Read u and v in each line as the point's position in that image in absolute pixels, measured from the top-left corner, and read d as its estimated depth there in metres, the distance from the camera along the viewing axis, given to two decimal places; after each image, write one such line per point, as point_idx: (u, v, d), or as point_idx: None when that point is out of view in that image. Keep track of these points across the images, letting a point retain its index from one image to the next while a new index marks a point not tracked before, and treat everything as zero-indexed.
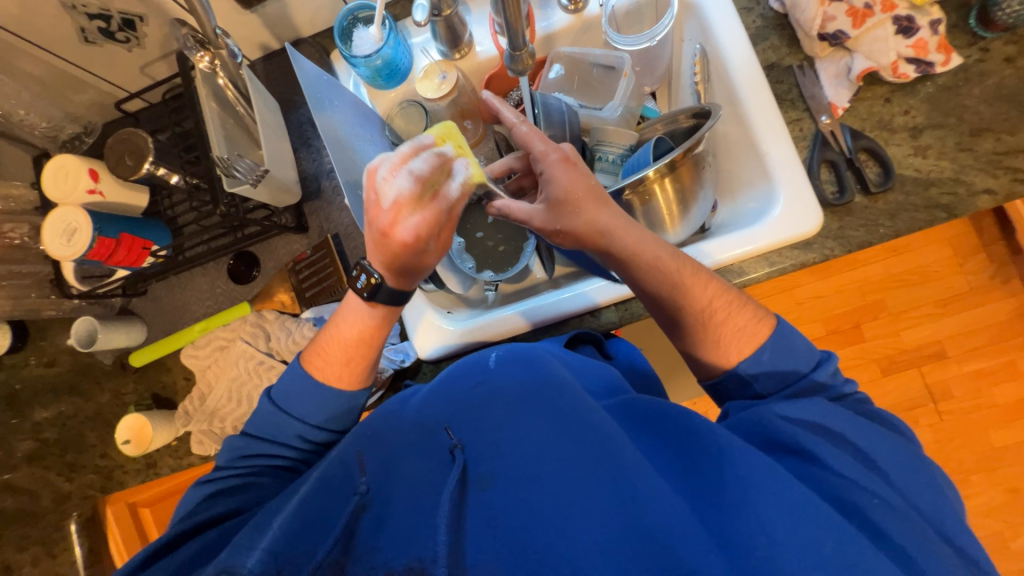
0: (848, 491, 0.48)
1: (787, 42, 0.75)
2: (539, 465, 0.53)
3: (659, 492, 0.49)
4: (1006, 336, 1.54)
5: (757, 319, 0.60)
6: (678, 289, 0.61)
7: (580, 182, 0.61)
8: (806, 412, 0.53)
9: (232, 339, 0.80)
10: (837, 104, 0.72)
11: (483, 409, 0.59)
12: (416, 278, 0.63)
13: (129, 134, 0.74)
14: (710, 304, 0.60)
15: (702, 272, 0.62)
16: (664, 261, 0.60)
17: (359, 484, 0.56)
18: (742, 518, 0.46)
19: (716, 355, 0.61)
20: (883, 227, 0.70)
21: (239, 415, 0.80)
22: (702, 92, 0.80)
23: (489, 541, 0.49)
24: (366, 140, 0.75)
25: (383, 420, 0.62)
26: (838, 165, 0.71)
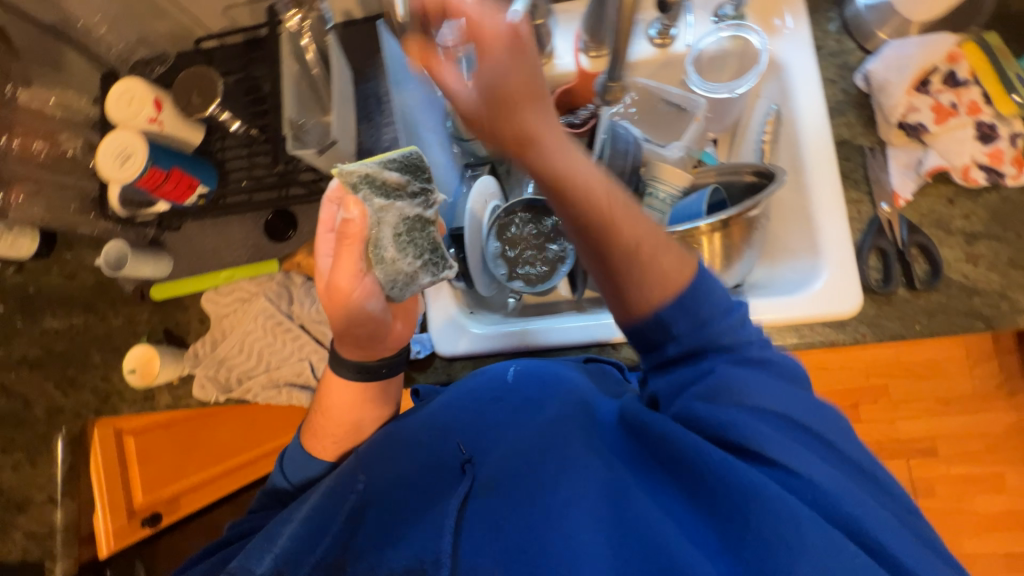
0: (834, 496, 0.43)
1: (863, 122, 0.75)
2: (531, 472, 0.54)
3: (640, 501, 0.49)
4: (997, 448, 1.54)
5: (680, 265, 0.51)
6: (603, 216, 0.50)
7: (505, 59, 0.46)
8: (778, 403, 0.48)
9: (256, 293, 0.81)
10: (899, 194, 0.72)
11: (490, 427, 0.62)
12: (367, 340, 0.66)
13: (199, 71, 0.76)
14: (636, 243, 0.50)
15: (632, 205, 0.51)
16: (593, 176, 0.50)
17: (357, 485, 0.61)
18: (721, 518, 0.45)
19: (642, 293, 0.51)
20: (920, 323, 0.70)
21: (246, 369, 0.80)
22: (767, 151, 0.80)
23: (486, 543, 0.51)
24: (428, 130, 0.78)
25: (395, 428, 0.65)
26: (888, 256, 0.71)
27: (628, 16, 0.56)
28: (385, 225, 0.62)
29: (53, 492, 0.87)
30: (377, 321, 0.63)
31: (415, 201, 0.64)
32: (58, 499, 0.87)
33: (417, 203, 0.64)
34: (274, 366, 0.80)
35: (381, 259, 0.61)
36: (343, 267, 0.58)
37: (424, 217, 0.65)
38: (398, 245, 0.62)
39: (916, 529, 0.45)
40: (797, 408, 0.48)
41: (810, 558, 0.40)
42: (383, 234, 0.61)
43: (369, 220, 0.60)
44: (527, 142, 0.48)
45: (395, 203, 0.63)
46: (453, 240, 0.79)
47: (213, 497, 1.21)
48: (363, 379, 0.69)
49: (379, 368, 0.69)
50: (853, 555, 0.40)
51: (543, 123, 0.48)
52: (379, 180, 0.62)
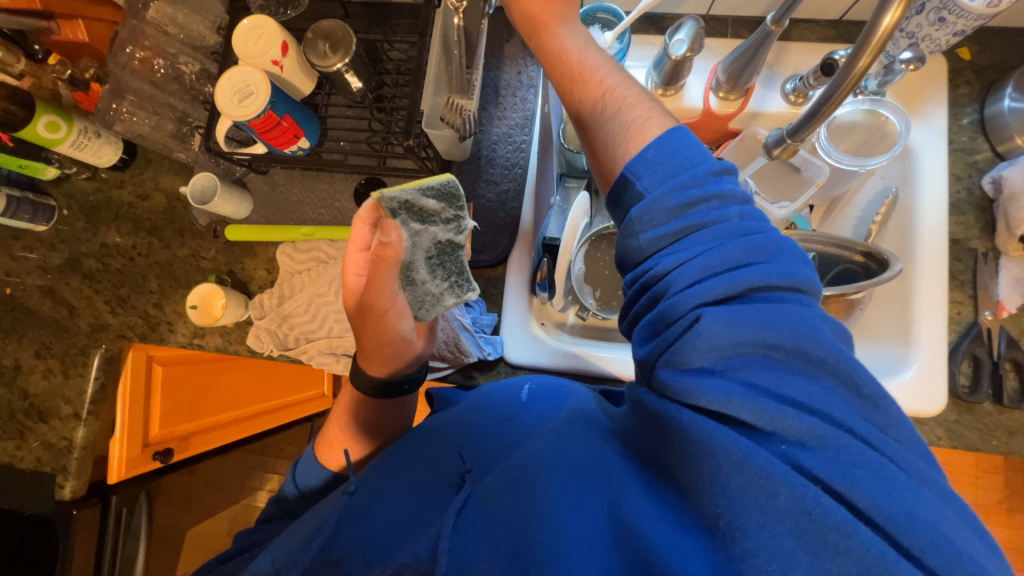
0: (830, 462, 0.37)
1: (981, 225, 0.74)
2: (512, 463, 0.51)
3: (620, 490, 0.45)
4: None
5: (651, 115, 0.52)
6: (579, 80, 0.57)
7: None
8: (763, 335, 0.40)
9: (335, 257, 0.79)
10: (1004, 305, 0.71)
11: (492, 436, 0.60)
12: (393, 359, 0.66)
13: (334, 26, 0.72)
14: (603, 96, 0.55)
15: (634, 89, 0.55)
16: (569, 45, 0.58)
17: (349, 485, 0.59)
18: (708, 497, 0.39)
19: (613, 154, 0.53)
20: (997, 439, 0.69)
21: (309, 331, 0.78)
22: (874, 232, 0.79)
23: (472, 539, 0.47)
24: None
25: (401, 443, 0.64)
26: (982, 365, 0.69)
27: (845, 90, 0.50)
28: (417, 249, 0.61)
29: (81, 408, 0.85)
30: (402, 341, 0.64)
31: (449, 224, 0.63)
32: (82, 416, 0.85)
33: (450, 228, 0.63)
34: (337, 334, 0.78)
35: (412, 280, 0.63)
36: (372, 288, 0.60)
37: (455, 242, 0.64)
38: (429, 268, 0.63)
39: (922, 477, 0.38)
40: (784, 337, 0.40)
41: (787, 525, 0.36)
42: (416, 258, 0.62)
43: (404, 245, 0.59)
44: (543, 31, 0.60)
45: (429, 227, 0.62)
46: (545, 250, 0.75)
47: (230, 439, 1.17)
48: (381, 397, 0.68)
49: (401, 384, 0.67)
50: (833, 517, 0.35)
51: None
52: (418, 206, 0.59)
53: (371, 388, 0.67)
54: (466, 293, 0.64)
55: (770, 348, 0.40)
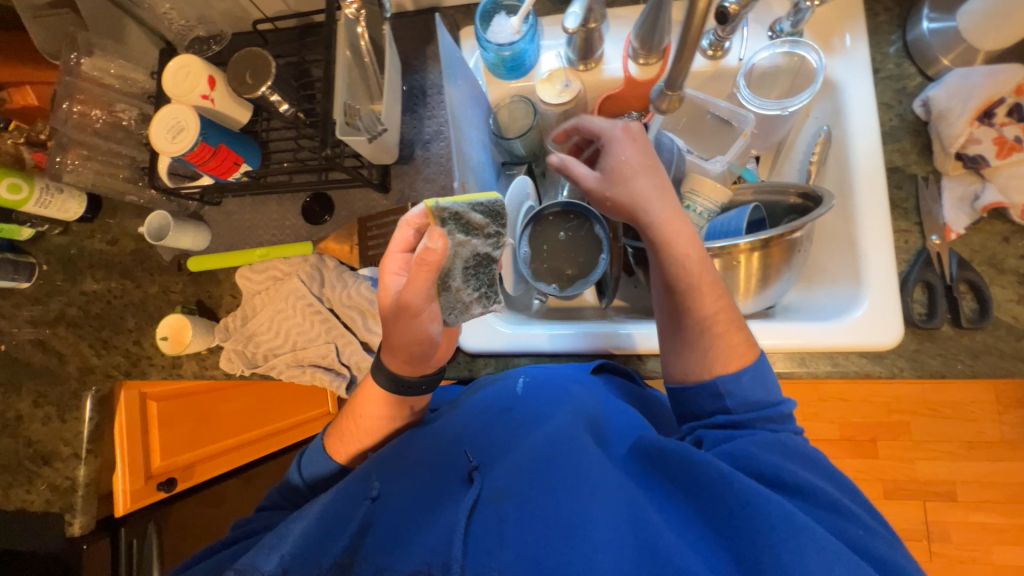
0: (857, 536, 0.48)
1: (918, 150, 0.72)
2: (554, 478, 0.54)
3: (653, 519, 0.50)
4: (994, 486, 1.60)
5: (746, 345, 0.62)
6: (692, 290, 0.63)
7: (642, 156, 0.67)
8: (789, 446, 0.55)
9: (288, 273, 0.81)
10: (951, 227, 0.69)
11: (506, 438, 0.62)
12: (422, 363, 0.68)
13: (252, 53, 0.75)
14: (714, 316, 0.62)
15: (718, 287, 0.64)
16: (689, 261, 0.63)
17: (371, 489, 0.59)
18: (741, 542, 0.47)
19: (697, 366, 0.62)
20: (962, 363, 0.67)
21: (274, 346, 0.82)
22: (813, 172, 0.79)
23: (498, 550, 0.50)
24: (472, 124, 0.79)
25: (408, 437, 0.65)
26: (935, 290, 0.68)
27: (697, 29, 0.51)
28: (458, 258, 0.64)
29: (79, 447, 0.90)
30: (431, 342, 0.65)
31: (490, 242, 0.67)
32: (82, 455, 0.90)
33: (489, 242, 0.67)
34: (301, 346, 0.81)
35: (448, 288, 0.66)
36: (417, 294, 0.59)
37: (491, 256, 0.68)
38: (465, 276, 0.67)
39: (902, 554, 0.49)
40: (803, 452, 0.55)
41: None
42: (455, 266, 0.65)
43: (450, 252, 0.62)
44: (638, 196, 0.65)
45: (471, 239, 0.65)
46: None
47: (237, 464, 1.22)
48: (399, 392, 0.70)
49: (419, 385, 0.70)
50: (855, 570, 0.44)
51: (644, 185, 0.65)
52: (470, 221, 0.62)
53: (392, 386, 0.69)
54: (489, 302, 0.69)
55: (796, 454, 0.54)
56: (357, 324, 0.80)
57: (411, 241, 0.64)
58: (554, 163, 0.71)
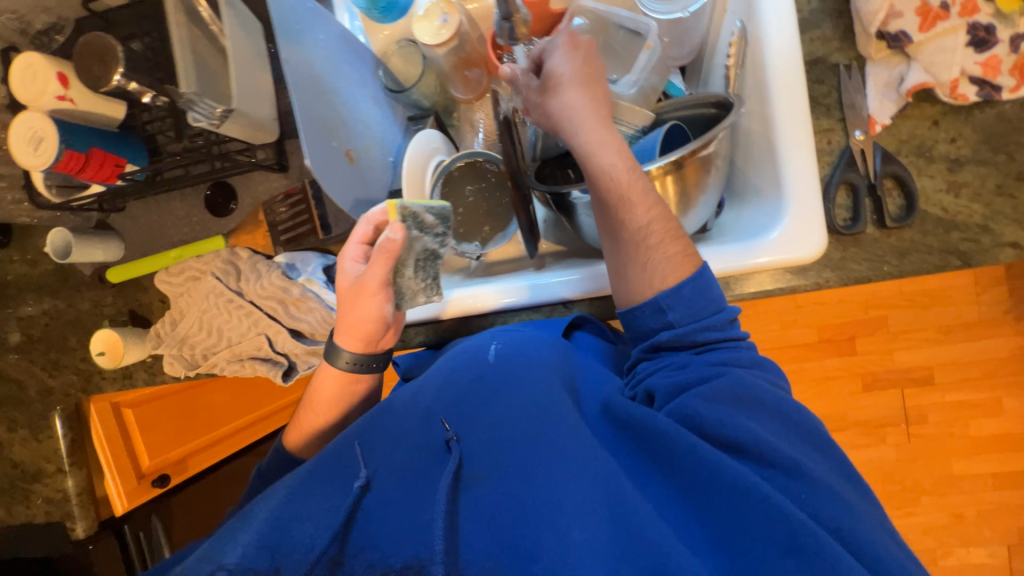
0: (820, 493, 0.48)
1: (840, 34, 0.64)
2: (527, 457, 0.55)
3: (627, 490, 0.51)
4: (972, 364, 1.63)
5: (685, 255, 0.58)
6: (623, 203, 0.58)
7: (579, 64, 0.63)
8: (750, 392, 0.53)
9: (204, 272, 0.79)
10: (876, 118, 0.63)
11: (480, 407, 0.60)
12: (377, 339, 0.69)
13: (94, 37, 0.67)
14: (647, 226, 0.58)
15: (651, 194, 0.59)
16: (616, 169, 0.58)
17: (359, 476, 0.55)
18: (710, 512, 0.49)
19: (640, 279, 0.58)
20: (889, 265, 0.65)
21: (210, 345, 0.82)
22: (732, 78, 0.72)
23: (480, 532, 0.52)
24: (354, 82, 0.71)
25: (380, 410, 0.62)
26: (858, 191, 0.64)
27: None
28: (410, 252, 0.63)
29: (61, 463, 0.93)
30: (383, 324, 0.66)
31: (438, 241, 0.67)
32: (66, 470, 0.93)
33: (436, 241, 0.67)
34: (235, 341, 0.81)
35: (400, 274, 0.65)
36: (374, 276, 0.61)
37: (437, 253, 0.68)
38: (415, 267, 0.66)
39: (862, 502, 0.51)
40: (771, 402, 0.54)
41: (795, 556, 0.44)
42: (408, 257, 0.64)
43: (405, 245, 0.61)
44: (569, 108, 0.61)
45: (424, 236, 0.65)
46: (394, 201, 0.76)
47: (230, 451, 1.30)
48: (354, 372, 0.69)
49: (371, 364, 0.69)
50: (814, 534, 0.44)
51: (575, 97, 0.61)
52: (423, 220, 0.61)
53: (348, 363, 0.68)
54: (431, 295, 0.69)
55: (762, 404, 0.54)
56: (280, 314, 0.76)
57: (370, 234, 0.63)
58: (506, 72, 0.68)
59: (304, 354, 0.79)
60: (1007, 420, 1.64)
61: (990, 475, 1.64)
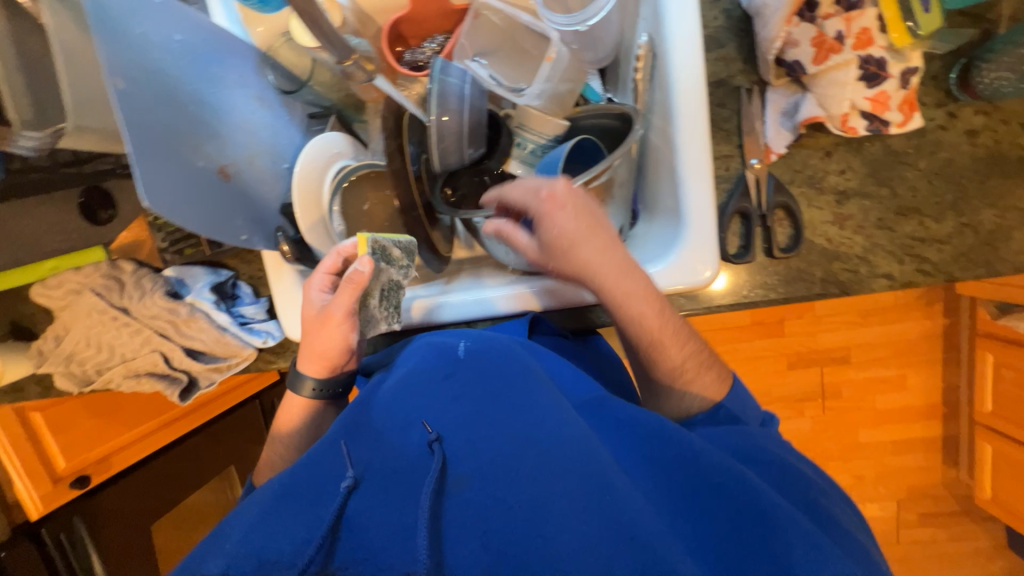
0: (803, 491, 0.51)
1: (743, 55, 0.62)
2: (523, 448, 0.49)
3: (622, 485, 0.46)
4: (885, 344, 1.75)
5: (716, 382, 0.64)
6: (655, 346, 0.62)
7: (583, 222, 0.59)
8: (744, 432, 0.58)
9: (83, 286, 0.73)
10: (772, 147, 0.63)
11: (467, 400, 0.55)
12: (340, 366, 0.68)
13: None
14: (680, 365, 0.62)
15: (680, 332, 0.62)
16: (646, 318, 0.60)
17: (348, 475, 0.48)
18: (711, 512, 0.45)
19: (672, 406, 0.64)
20: (775, 292, 0.67)
21: (101, 361, 0.78)
22: (641, 91, 0.69)
23: (472, 540, 0.43)
24: (228, 84, 0.65)
25: (358, 410, 0.57)
26: (749, 221, 0.64)
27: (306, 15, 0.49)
28: (376, 283, 0.62)
29: None
30: (348, 351, 0.66)
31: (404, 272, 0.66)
32: None
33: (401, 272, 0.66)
34: (129, 357, 0.77)
35: (364, 305, 0.64)
36: (339, 306, 0.61)
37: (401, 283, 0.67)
38: (379, 297, 0.64)
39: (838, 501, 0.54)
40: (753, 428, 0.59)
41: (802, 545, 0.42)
42: (372, 287, 0.63)
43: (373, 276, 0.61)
44: (590, 266, 0.59)
45: (388, 268, 0.63)
46: (287, 216, 0.70)
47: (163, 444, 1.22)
48: (322, 399, 0.69)
49: (337, 387, 0.70)
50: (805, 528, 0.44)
51: (587, 257, 0.59)
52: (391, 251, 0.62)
53: (313, 391, 0.68)
54: (393, 323, 0.67)
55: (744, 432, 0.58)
56: (170, 333, 0.73)
57: (337, 265, 0.63)
58: (490, 231, 0.65)
59: (204, 371, 0.77)
60: (911, 395, 1.79)
61: (890, 443, 1.82)
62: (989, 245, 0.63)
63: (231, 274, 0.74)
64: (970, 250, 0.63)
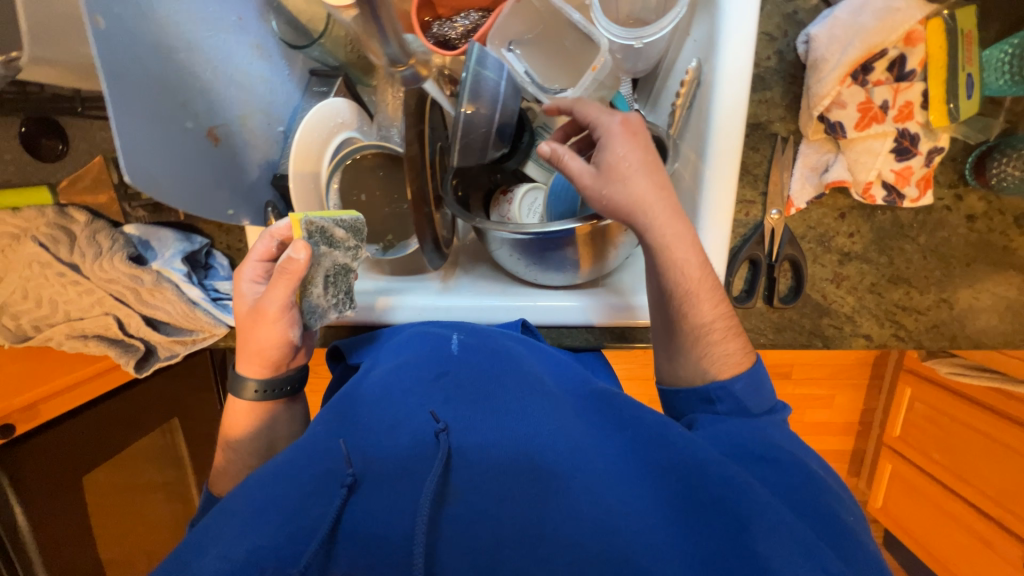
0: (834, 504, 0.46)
1: (787, 102, 0.61)
2: (519, 447, 0.47)
3: (616, 496, 0.43)
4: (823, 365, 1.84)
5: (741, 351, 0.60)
6: (688, 298, 0.59)
7: (643, 150, 0.54)
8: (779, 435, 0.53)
9: (23, 231, 0.64)
10: (794, 201, 0.63)
11: (465, 393, 0.53)
12: (278, 365, 0.62)
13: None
14: (710, 323, 0.59)
15: (715, 292, 0.60)
16: (689, 267, 0.58)
17: (347, 473, 0.44)
18: (718, 514, 0.42)
19: (691, 373, 0.60)
20: (766, 337, 0.69)
21: (41, 316, 0.69)
22: (676, 119, 0.66)
23: (470, 544, 0.41)
24: (222, 26, 0.57)
25: (345, 402, 0.55)
26: (757, 268, 0.66)
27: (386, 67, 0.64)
28: (317, 268, 0.57)
29: None
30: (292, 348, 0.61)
31: (351, 254, 0.60)
32: None
33: (349, 254, 0.60)
34: (75, 316, 0.69)
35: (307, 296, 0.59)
36: (273, 300, 0.55)
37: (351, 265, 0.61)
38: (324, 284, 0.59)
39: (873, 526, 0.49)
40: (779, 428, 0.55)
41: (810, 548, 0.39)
42: (313, 274, 0.57)
43: (314, 264, 0.56)
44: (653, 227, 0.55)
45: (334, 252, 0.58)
46: (277, 191, 0.63)
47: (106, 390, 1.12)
48: (268, 400, 0.65)
49: (285, 385, 0.65)
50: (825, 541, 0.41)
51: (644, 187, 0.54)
52: (332, 233, 0.56)
53: (255, 392, 0.63)
54: (344, 309, 0.63)
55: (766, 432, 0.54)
56: (131, 299, 0.65)
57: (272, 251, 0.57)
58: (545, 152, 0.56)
59: (165, 342, 0.70)
60: (835, 412, 1.91)
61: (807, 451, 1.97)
62: (958, 321, 0.68)
63: (206, 242, 0.67)
64: (942, 323, 0.68)
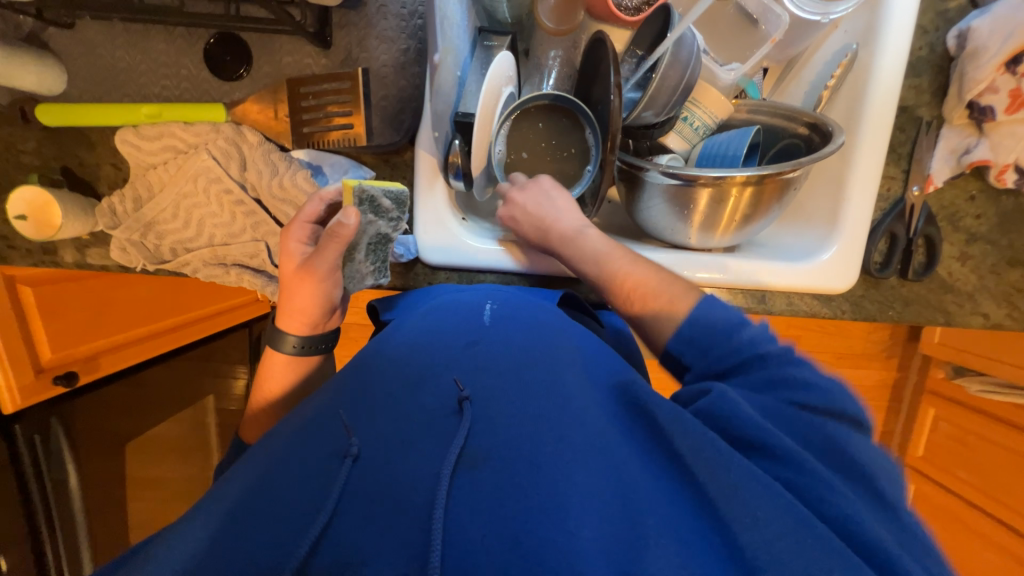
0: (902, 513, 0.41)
1: (933, 90, 0.68)
2: (538, 427, 0.43)
3: (638, 485, 0.41)
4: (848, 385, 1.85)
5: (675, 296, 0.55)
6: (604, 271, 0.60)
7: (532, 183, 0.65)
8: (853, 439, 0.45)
9: (196, 147, 0.63)
10: (933, 179, 0.69)
11: (491, 365, 0.49)
12: (314, 325, 0.63)
13: None
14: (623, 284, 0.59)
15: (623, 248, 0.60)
16: (589, 248, 0.61)
17: (351, 445, 0.43)
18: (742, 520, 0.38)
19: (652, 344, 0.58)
20: (893, 310, 0.73)
21: (183, 239, 0.66)
22: (824, 99, 0.72)
23: (481, 524, 0.37)
24: None
25: (369, 364, 0.53)
26: (898, 241, 0.70)
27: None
28: (361, 236, 0.60)
29: None
30: (333, 308, 0.62)
31: (393, 226, 0.62)
32: None
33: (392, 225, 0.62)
34: (220, 242, 0.66)
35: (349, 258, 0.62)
36: (320, 263, 0.57)
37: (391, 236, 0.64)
38: (365, 252, 0.62)
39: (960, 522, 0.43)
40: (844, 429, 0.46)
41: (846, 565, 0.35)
42: (358, 241, 0.60)
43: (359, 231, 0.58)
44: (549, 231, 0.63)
45: (378, 221, 0.60)
46: (458, 129, 0.63)
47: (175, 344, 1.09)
48: (303, 355, 0.64)
49: (320, 343, 0.64)
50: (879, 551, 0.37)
51: (529, 205, 0.63)
52: (381, 203, 0.58)
53: (294, 346, 0.62)
54: (380, 278, 0.66)
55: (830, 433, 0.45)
56: None
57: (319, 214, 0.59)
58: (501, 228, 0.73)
59: None
60: None
61: None
62: None
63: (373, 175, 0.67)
64: None
